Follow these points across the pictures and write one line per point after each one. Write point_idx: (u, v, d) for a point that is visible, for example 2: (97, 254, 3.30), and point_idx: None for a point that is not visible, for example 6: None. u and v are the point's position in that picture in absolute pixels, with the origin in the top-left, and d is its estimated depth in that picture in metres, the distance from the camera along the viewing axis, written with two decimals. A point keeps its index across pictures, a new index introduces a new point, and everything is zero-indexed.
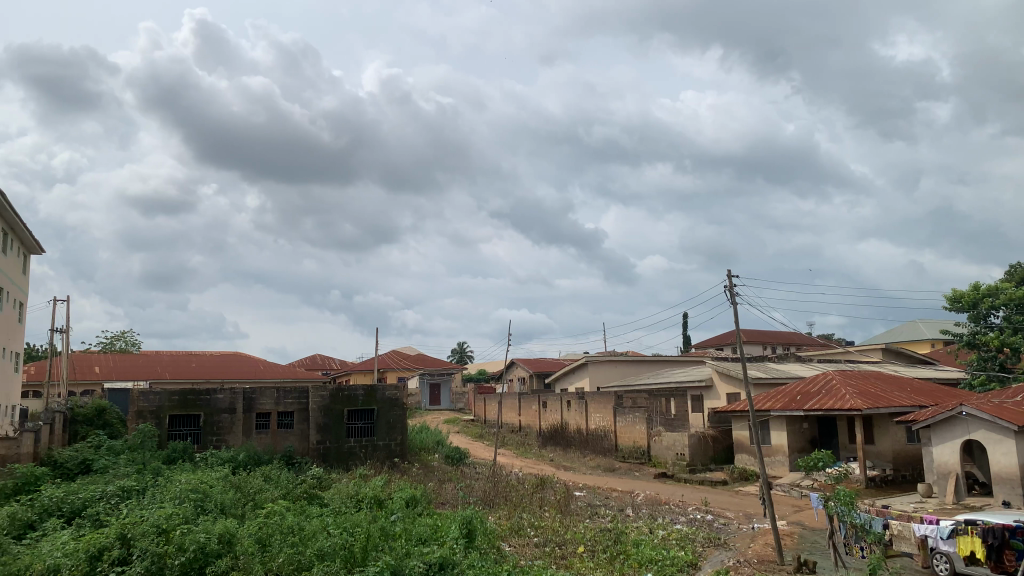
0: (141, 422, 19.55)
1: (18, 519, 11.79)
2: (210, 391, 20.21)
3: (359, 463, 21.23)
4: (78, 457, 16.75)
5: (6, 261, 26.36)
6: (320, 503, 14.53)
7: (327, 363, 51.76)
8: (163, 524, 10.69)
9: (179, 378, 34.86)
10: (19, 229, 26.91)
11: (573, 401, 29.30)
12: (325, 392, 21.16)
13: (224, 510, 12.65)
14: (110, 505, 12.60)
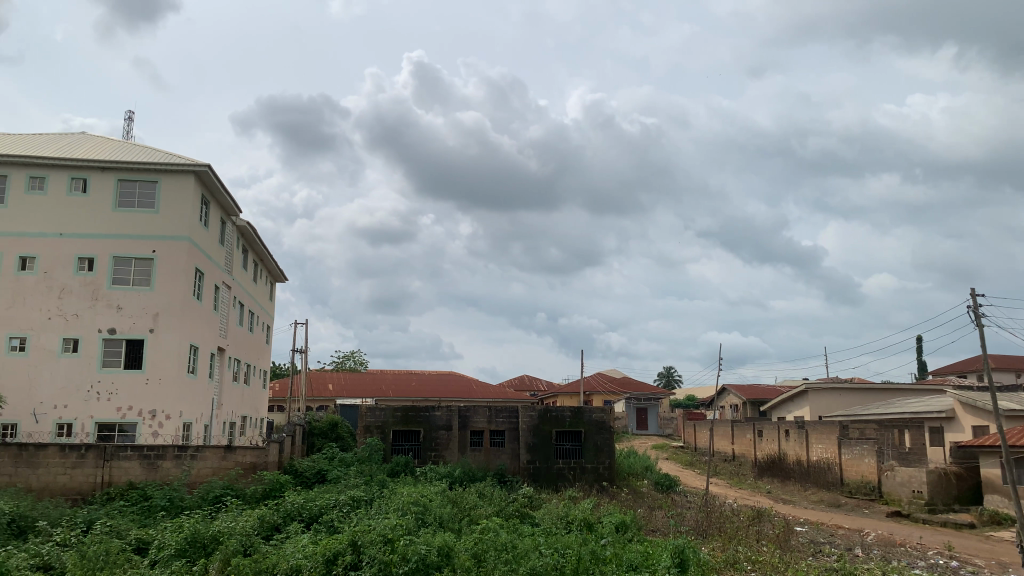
0: (368, 436, 21.05)
1: (266, 521, 13.08)
2: (428, 408, 21.32)
3: (568, 485, 21.44)
4: (315, 467, 18.37)
5: (256, 288, 29.63)
6: (532, 523, 14.80)
7: (535, 384, 52.90)
8: (389, 533, 11.41)
9: (401, 396, 37.16)
10: (267, 260, 30.17)
11: (792, 430, 27.70)
12: (534, 412, 21.62)
13: (442, 525, 13.25)
14: (342, 514, 13.65)
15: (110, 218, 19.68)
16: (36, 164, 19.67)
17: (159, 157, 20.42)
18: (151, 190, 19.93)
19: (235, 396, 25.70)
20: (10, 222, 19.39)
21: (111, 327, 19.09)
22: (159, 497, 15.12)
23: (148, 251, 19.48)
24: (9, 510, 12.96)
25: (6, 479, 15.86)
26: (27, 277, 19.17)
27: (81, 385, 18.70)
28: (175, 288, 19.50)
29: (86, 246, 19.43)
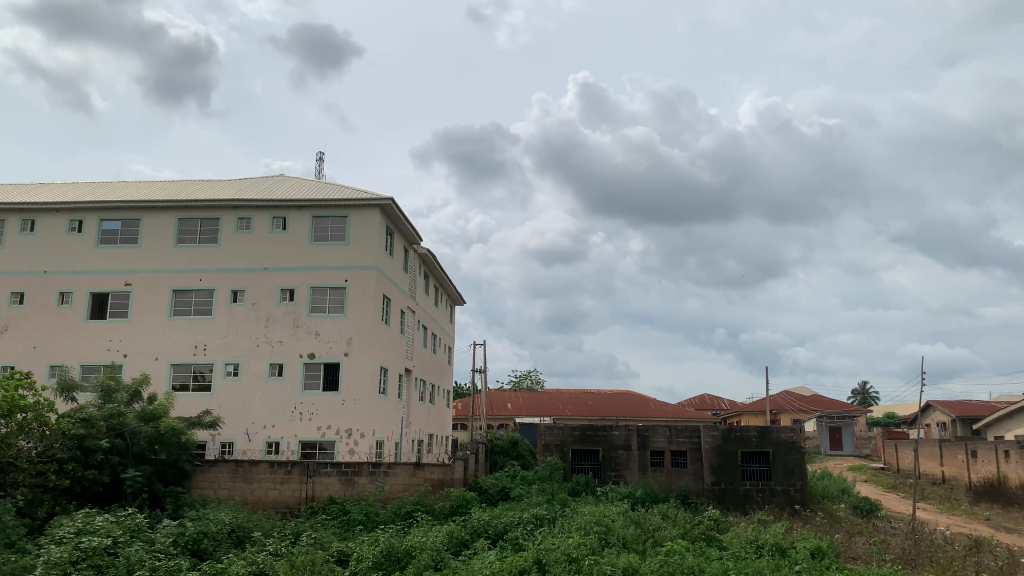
0: (548, 455, 21.28)
1: (455, 536, 13.53)
2: (607, 428, 21.20)
3: (756, 508, 20.55)
4: (498, 485, 18.80)
5: (438, 312, 30.94)
6: (719, 547, 14.28)
7: (716, 402, 51.21)
8: (572, 552, 11.48)
9: (580, 416, 37.27)
10: (447, 284, 31.44)
11: (1012, 451, 24.98)
12: (717, 432, 20.93)
13: (626, 545, 13.11)
14: (526, 531, 13.85)
15: (307, 251, 21.32)
16: (243, 206, 21.72)
17: (347, 193, 21.89)
18: (342, 224, 21.41)
19: (422, 415, 26.89)
20: (223, 259, 21.51)
21: (310, 352, 20.65)
22: (356, 512, 16.07)
23: (340, 281, 20.92)
24: (229, 520, 14.26)
25: (225, 492, 17.47)
26: (238, 309, 21.13)
27: (287, 406, 20.32)
28: (365, 314, 20.74)
29: (286, 278, 21.14)
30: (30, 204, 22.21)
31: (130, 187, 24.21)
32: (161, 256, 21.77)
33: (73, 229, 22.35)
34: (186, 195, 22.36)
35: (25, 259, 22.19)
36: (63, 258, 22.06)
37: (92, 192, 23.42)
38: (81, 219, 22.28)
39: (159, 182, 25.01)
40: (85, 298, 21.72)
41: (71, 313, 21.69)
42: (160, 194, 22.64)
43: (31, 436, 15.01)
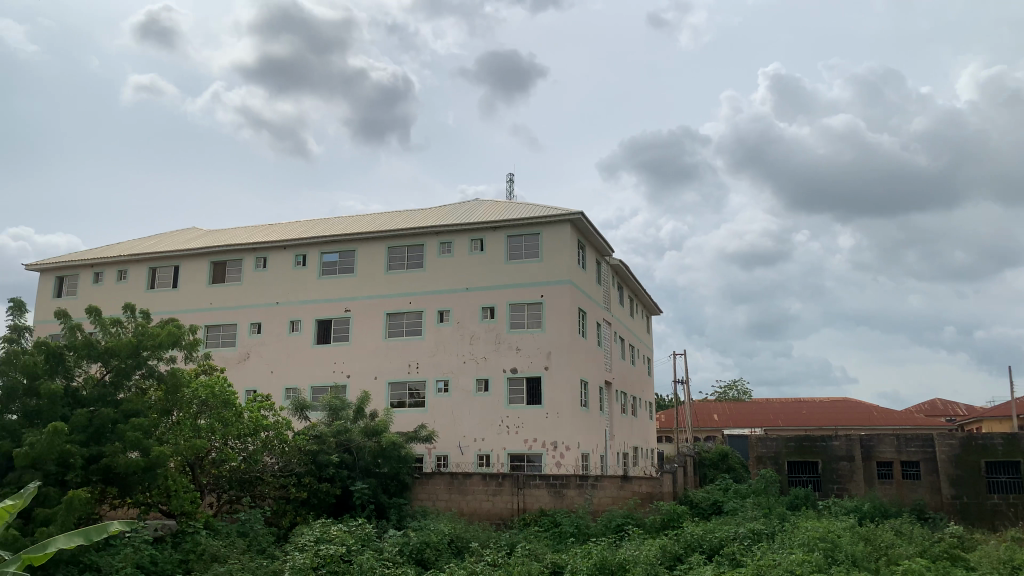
0: (761, 467, 20.39)
1: (668, 550, 13.28)
2: (825, 438, 19.96)
3: (1008, 524, 18.38)
4: (710, 499, 18.24)
5: (635, 323, 30.72)
6: (966, 567, 12.91)
7: (950, 408, 46.48)
8: (796, 569, 10.88)
9: (792, 425, 35.35)
10: (642, 294, 31.14)
11: None
12: (954, 440, 19.01)
13: (856, 564, 12.18)
14: (744, 546, 13.31)
15: (504, 270, 21.99)
16: (444, 231, 22.83)
17: (539, 211, 22.34)
18: (535, 241, 21.88)
19: (626, 427, 26.75)
20: (428, 282, 22.72)
21: (513, 367, 21.24)
22: (567, 524, 16.25)
23: (537, 297, 21.37)
24: (448, 531, 14.90)
25: (443, 503, 18.28)
26: (445, 328, 22.20)
27: (494, 419, 21.01)
28: (564, 328, 21.01)
29: (486, 297, 21.93)
30: (261, 243, 24.70)
31: (344, 222, 26.24)
32: (374, 282, 23.38)
33: (298, 263, 24.57)
34: (392, 225, 23.89)
35: (260, 293, 24.67)
36: (291, 290, 24.31)
37: (312, 229, 25.65)
38: (303, 253, 24.45)
39: (368, 215, 26.93)
40: (312, 324, 23.77)
41: (300, 339, 23.83)
42: (370, 226, 24.33)
43: (274, 452, 16.68)
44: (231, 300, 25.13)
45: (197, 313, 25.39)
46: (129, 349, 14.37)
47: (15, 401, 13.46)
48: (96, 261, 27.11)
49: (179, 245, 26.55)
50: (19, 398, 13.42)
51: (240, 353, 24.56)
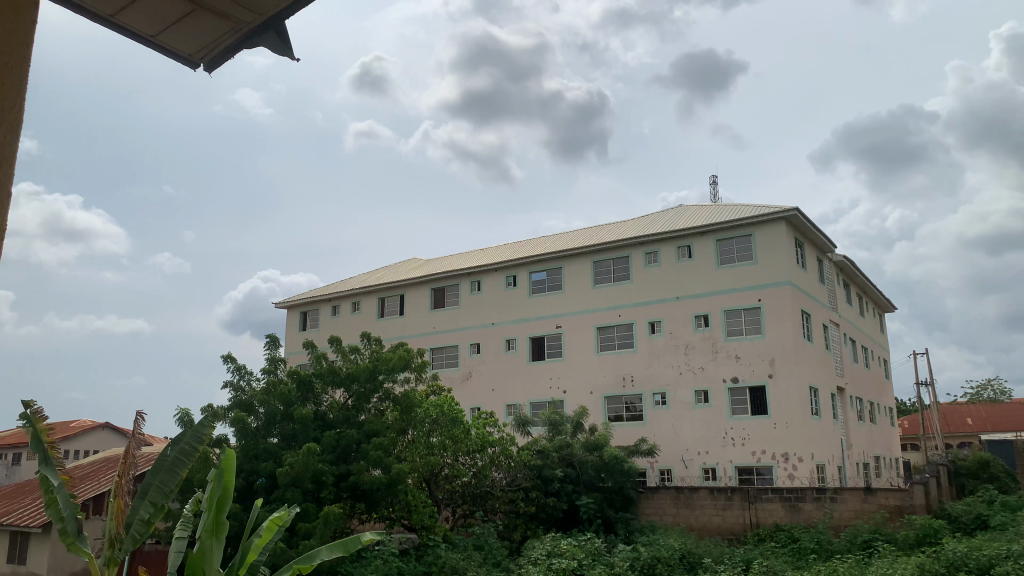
0: None
1: (927, 569, 12.07)
2: None
3: None
4: (972, 512, 16.42)
5: (866, 322, 28.50)
6: None
7: None
8: None
9: None
10: (872, 291, 28.90)
11: None
12: None
13: None
14: (1020, 566, 11.78)
15: (716, 275, 21.33)
16: (650, 241, 22.57)
17: (750, 211, 21.47)
18: (748, 243, 21.03)
19: (864, 435, 24.83)
20: (638, 294, 22.54)
21: (733, 376, 20.48)
22: (807, 540, 15.32)
23: (754, 301, 20.50)
24: (679, 546, 14.56)
25: (671, 518, 17.93)
26: (658, 339, 21.89)
27: (717, 431, 20.35)
28: (786, 333, 19.90)
29: (700, 304, 21.37)
30: (475, 268, 25.84)
31: (551, 240, 26.74)
32: (583, 297, 23.59)
33: (509, 284, 25.38)
34: (598, 239, 24.00)
35: (477, 314, 25.76)
36: (505, 310, 25.14)
37: (521, 250, 26.42)
38: (514, 274, 25.25)
39: (575, 232, 27.27)
40: (526, 342, 24.42)
41: (516, 357, 24.53)
42: (577, 243, 24.58)
43: (501, 468, 17.31)
44: (451, 323, 26.44)
45: (422, 337, 27.00)
46: (366, 374, 15.61)
47: (275, 425, 15.10)
48: (333, 295, 29.80)
49: (402, 275, 28.44)
50: (279, 422, 15.06)
51: (462, 373, 25.77)
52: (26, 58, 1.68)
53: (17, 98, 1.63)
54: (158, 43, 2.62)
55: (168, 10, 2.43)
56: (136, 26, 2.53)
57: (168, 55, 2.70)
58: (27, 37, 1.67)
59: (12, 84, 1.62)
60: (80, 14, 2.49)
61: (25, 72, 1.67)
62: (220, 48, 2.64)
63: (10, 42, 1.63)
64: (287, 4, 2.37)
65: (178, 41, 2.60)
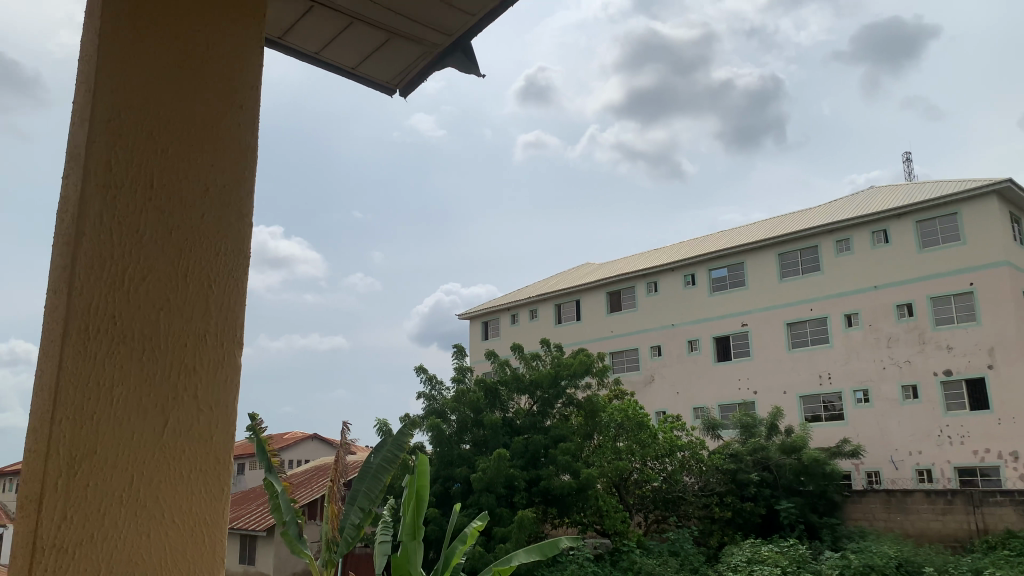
0: None
1: None
2: None
3: None
4: None
5: None
6: None
7: None
8: None
9: None
10: None
11: None
12: None
13: None
14: None
15: (918, 260, 19.69)
16: (839, 228, 21.22)
17: (953, 187, 19.64)
18: (953, 222, 19.24)
19: None
20: (829, 286, 21.26)
21: (947, 368, 18.74)
22: None
23: (965, 285, 18.71)
24: (894, 554, 13.52)
25: (883, 524, 16.67)
26: (856, 332, 20.53)
27: (931, 429, 18.75)
28: (1007, 318, 17.95)
29: (902, 292, 19.81)
30: (652, 269, 25.47)
31: (730, 235, 25.80)
32: (769, 292, 22.59)
33: (688, 283, 24.79)
34: (781, 230, 22.90)
35: (657, 316, 25.33)
36: (685, 310, 24.57)
37: (698, 247, 25.72)
38: (693, 272, 24.62)
39: (754, 224, 26.17)
40: (710, 342, 23.74)
41: (701, 358, 23.90)
42: (759, 235, 23.56)
43: (693, 472, 16.98)
44: (630, 326, 26.22)
45: (602, 342, 26.93)
46: (550, 380, 15.74)
47: (467, 432, 15.62)
48: (512, 304, 30.50)
49: (578, 281, 28.55)
50: (470, 429, 15.60)
51: (645, 376, 25.46)
52: (256, 102, 1.80)
53: (249, 140, 1.75)
54: (359, 74, 2.79)
55: (363, 40, 2.56)
56: (338, 60, 2.70)
57: (366, 84, 2.86)
58: (257, 81, 1.80)
59: (246, 124, 1.75)
60: (289, 54, 2.69)
61: (258, 112, 1.80)
62: (413, 72, 2.75)
63: (241, 88, 1.76)
64: (479, 24, 2.45)
65: (376, 71, 2.75)
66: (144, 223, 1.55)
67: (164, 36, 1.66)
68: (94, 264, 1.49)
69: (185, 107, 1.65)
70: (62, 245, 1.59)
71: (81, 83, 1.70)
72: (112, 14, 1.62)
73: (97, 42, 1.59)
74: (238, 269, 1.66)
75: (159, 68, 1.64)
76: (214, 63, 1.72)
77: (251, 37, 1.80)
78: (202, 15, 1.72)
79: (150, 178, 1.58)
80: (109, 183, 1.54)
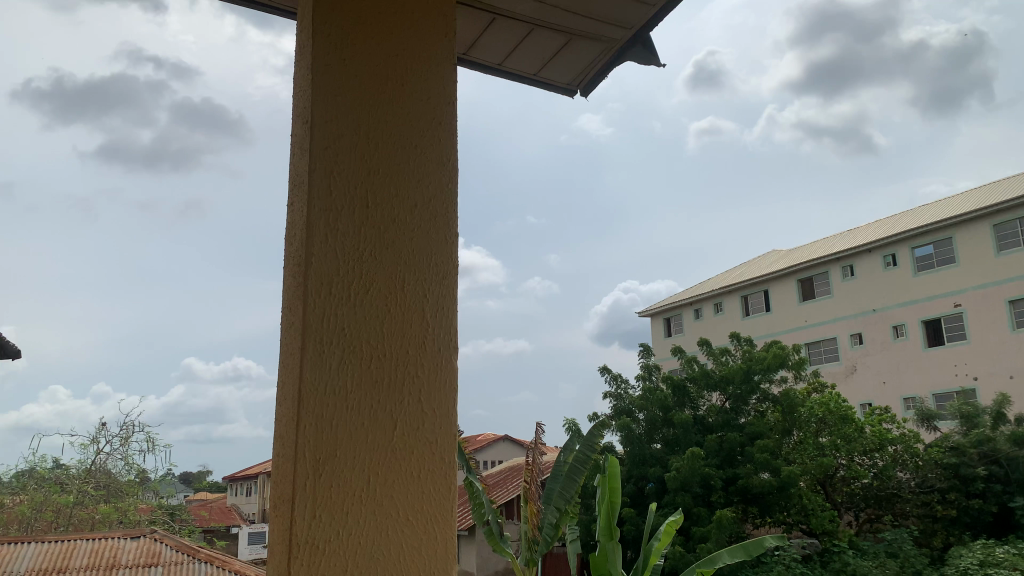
0: None
1: None
2: None
3: None
4: None
5: None
6: None
7: None
8: None
9: None
10: None
11: None
12: None
13: None
14: None
15: None
16: None
17: None
18: None
19: None
20: None
21: None
22: None
23: None
24: None
25: None
26: None
27: None
28: None
29: None
30: (845, 251, 24.01)
31: (933, 209, 23.74)
32: (985, 268, 20.44)
33: (889, 264, 23.06)
34: (994, 199, 20.74)
35: (855, 302, 23.75)
36: (887, 294, 22.90)
37: (897, 225, 23.88)
38: (894, 252, 22.88)
39: (962, 194, 23.86)
40: (918, 327, 21.95)
41: (909, 344, 22.17)
42: (967, 207, 21.48)
43: (907, 467, 15.84)
44: (825, 314, 24.75)
45: (795, 333, 25.64)
46: (741, 375, 15.20)
47: (657, 431, 15.44)
48: (695, 298, 29.86)
49: (765, 270, 27.44)
50: (660, 427, 15.41)
51: (846, 366, 23.99)
52: (453, 114, 1.85)
53: (450, 151, 1.81)
54: (540, 79, 2.83)
55: (542, 45, 2.59)
56: (519, 68, 2.76)
57: (547, 88, 2.89)
58: (453, 96, 1.85)
59: (447, 136, 1.81)
60: (473, 68, 2.78)
61: (455, 123, 1.85)
62: (593, 70, 2.74)
63: (440, 103, 1.83)
64: (659, 16, 2.41)
65: (556, 74, 2.78)
66: (364, 238, 1.64)
67: (369, 60, 1.76)
68: (326, 278, 1.59)
69: (390, 126, 1.74)
70: (293, 262, 1.72)
71: (299, 113, 1.83)
72: (320, 43, 1.73)
73: (312, 72, 1.71)
74: (448, 281, 1.72)
75: (365, 90, 1.74)
76: (414, 79, 1.80)
77: (446, 50, 1.86)
78: (400, 36, 1.80)
79: (365, 195, 1.68)
80: (330, 202, 1.64)
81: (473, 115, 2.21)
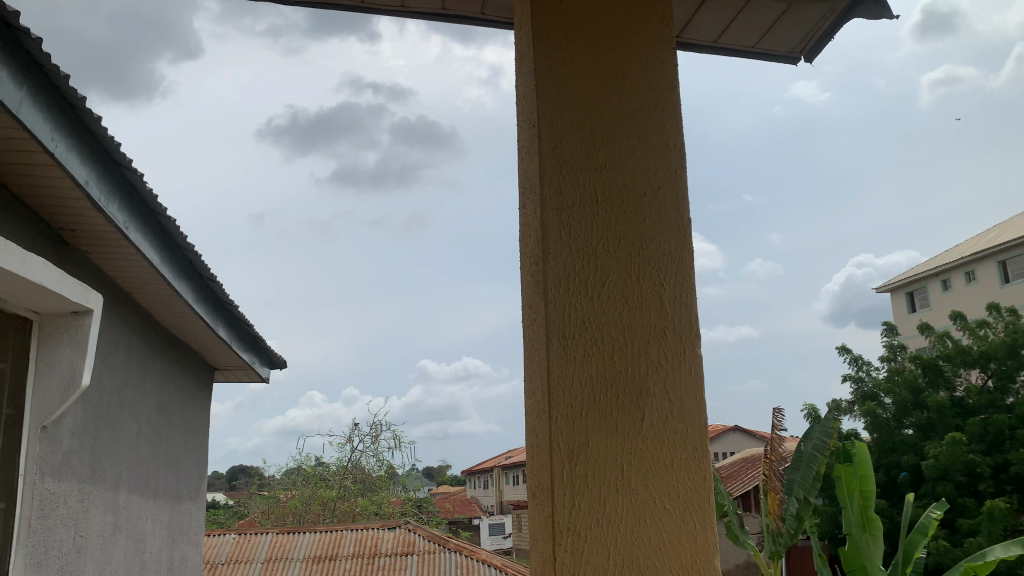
0: None
1: None
2: None
3: None
4: None
5: None
6: None
7: None
8: None
9: None
10: None
11: None
12: None
13: None
14: None
15: None
16: None
17: None
18: None
19: None
20: None
21: None
22: None
23: None
24: None
25: None
26: None
27: None
28: None
29: None
30: None
31: None
32: None
33: None
34: None
35: None
36: None
37: None
38: None
39: None
40: None
41: None
42: None
43: None
44: None
45: None
46: (1005, 349, 13.64)
47: (909, 415, 14.20)
48: (941, 268, 27.31)
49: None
50: (911, 412, 14.16)
51: None
52: (677, 100, 1.81)
53: (675, 139, 1.77)
54: (761, 51, 2.70)
55: (761, 15, 2.48)
56: (736, 43, 2.66)
57: (769, 60, 2.76)
58: (675, 82, 1.81)
59: (671, 122, 1.78)
60: (690, 51, 2.73)
61: (680, 109, 1.81)
62: (818, 34, 2.57)
63: (660, 89, 1.80)
64: None
65: (778, 43, 2.64)
66: (597, 232, 1.66)
67: (588, 56, 1.78)
68: (564, 275, 1.63)
69: (613, 119, 1.75)
70: (531, 261, 1.77)
71: (525, 118, 1.90)
72: (540, 46, 1.77)
73: (535, 78, 1.75)
74: (683, 270, 1.68)
75: (586, 87, 1.76)
76: (635, 70, 1.79)
77: (664, 36, 1.83)
78: (616, 30, 1.80)
79: (595, 189, 1.70)
80: (562, 199, 1.68)
81: (694, 102, 2.17)
